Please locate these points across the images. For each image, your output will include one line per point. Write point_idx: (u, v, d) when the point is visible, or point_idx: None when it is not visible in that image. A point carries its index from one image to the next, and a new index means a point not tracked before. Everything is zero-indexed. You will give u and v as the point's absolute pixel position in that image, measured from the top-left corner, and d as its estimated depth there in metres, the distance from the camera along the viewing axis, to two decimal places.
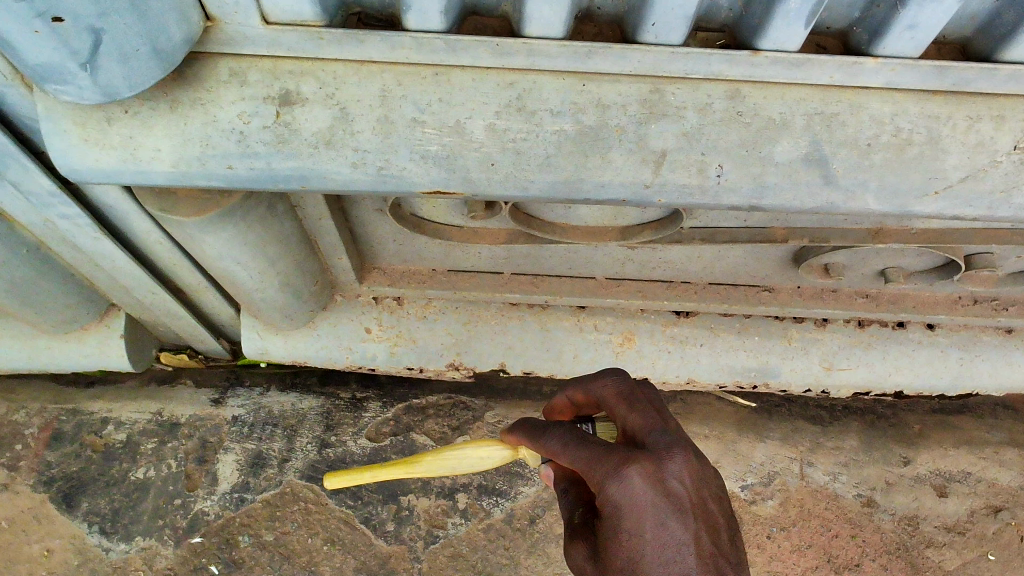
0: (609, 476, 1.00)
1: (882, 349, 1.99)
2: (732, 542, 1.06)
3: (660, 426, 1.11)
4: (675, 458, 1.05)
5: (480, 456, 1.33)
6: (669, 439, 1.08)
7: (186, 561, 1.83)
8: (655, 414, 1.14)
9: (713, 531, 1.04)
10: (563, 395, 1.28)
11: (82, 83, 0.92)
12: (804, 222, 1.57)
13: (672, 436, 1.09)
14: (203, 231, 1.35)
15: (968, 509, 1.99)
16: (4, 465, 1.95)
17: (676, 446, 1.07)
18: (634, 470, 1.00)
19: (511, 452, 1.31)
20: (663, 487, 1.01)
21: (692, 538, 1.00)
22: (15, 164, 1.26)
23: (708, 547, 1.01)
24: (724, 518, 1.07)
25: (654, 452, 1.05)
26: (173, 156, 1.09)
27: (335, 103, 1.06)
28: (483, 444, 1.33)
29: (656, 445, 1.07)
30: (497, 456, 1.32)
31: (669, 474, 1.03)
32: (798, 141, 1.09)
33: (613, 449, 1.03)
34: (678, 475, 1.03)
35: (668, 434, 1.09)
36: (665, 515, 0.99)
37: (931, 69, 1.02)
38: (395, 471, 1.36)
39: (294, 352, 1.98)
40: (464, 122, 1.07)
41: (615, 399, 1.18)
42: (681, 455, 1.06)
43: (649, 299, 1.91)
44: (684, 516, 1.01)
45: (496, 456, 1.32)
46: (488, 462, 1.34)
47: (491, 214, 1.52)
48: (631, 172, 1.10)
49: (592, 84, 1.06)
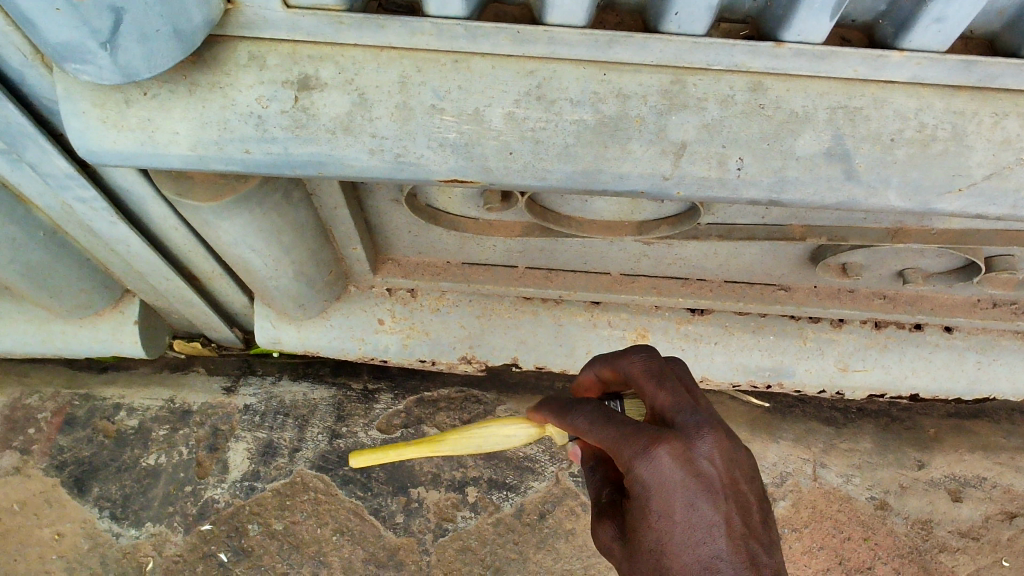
0: (637, 455, 1.00)
1: (897, 351, 1.98)
2: (761, 520, 1.07)
3: (691, 404, 1.09)
4: (706, 438, 1.04)
5: (505, 434, 1.33)
6: (699, 418, 1.06)
7: (196, 548, 1.83)
8: (685, 391, 1.12)
9: (744, 510, 1.05)
10: (592, 370, 1.28)
11: (102, 64, 0.92)
12: (823, 220, 1.55)
13: (702, 415, 1.07)
14: (219, 217, 1.35)
15: (983, 514, 1.97)
16: (17, 449, 1.96)
17: (706, 425, 1.06)
18: (663, 449, 1.00)
19: (536, 430, 1.31)
20: (693, 467, 1.01)
21: (721, 518, 1.01)
22: (33, 146, 1.26)
23: (738, 528, 1.02)
24: (755, 496, 1.08)
25: (684, 431, 1.05)
26: (190, 139, 1.09)
27: (353, 89, 1.06)
28: (507, 422, 1.32)
29: (686, 423, 1.06)
30: (522, 435, 1.32)
31: (699, 454, 1.03)
32: (820, 135, 1.07)
33: (641, 428, 1.02)
34: (708, 455, 1.03)
35: (698, 412, 1.08)
36: (694, 496, 1.00)
37: (957, 64, 1.00)
38: (420, 449, 1.34)
39: (307, 342, 1.97)
40: (483, 110, 1.06)
41: (644, 375, 1.15)
42: (711, 434, 1.05)
43: (664, 295, 1.90)
44: (715, 496, 1.02)
45: (520, 435, 1.32)
46: (513, 441, 1.33)
47: (507, 205, 1.51)
48: (650, 164, 1.10)
49: (612, 74, 1.05)
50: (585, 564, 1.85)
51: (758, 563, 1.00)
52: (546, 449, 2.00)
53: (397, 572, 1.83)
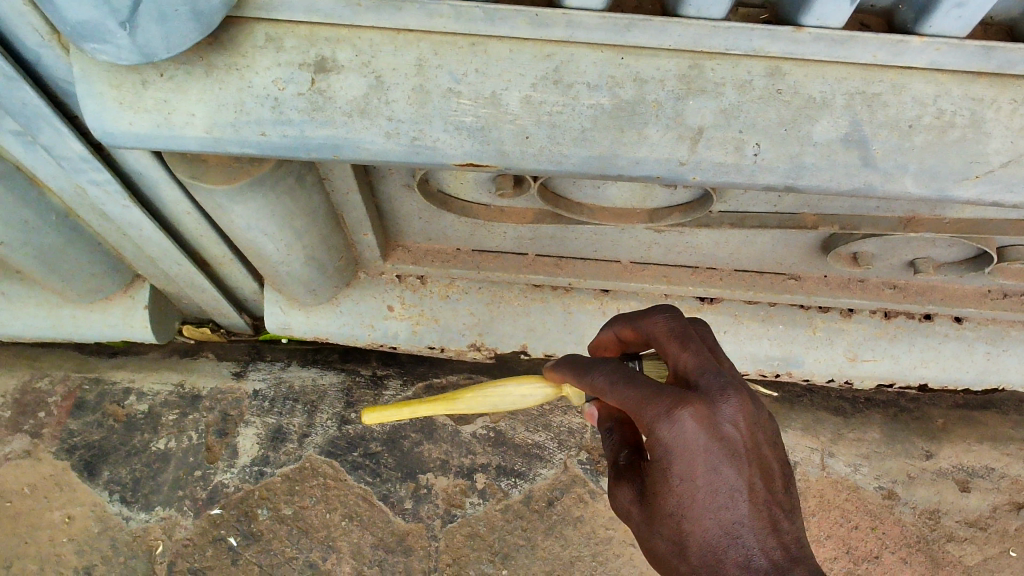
0: (660, 418, 1.00)
1: (907, 341, 1.98)
2: (782, 485, 1.08)
3: (715, 366, 1.08)
4: (731, 401, 1.04)
5: (521, 394, 1.34)
6: (724, 380, 1.06)
7: (205, 532, 1.84)
8: (709, 353, 1.11)
9: (766, 475, 1.06)
10: (611, 329, 1.28)
11: (121, 43, 0.92)
12: (835, 209, 1.55)
13: (727, 377, 1.07)
14: (233, 200, 1.35)
15: (990, 505, 1.97)
16: (27, 432, 1.96)
17: (731, 388, 1.05)
18: (688, 412, 1.00)
19: (553, 391, 1.32)
20: (717, 431, 1.01)
21: (744, 484, 1.02)
22: (49, 127, 1.26)
23: (760, 493, 1.03)
24: (776, 461, 1.09)
25: (708, 394, 1.04)
26: (207, 121, 1.09)
27: (370, 71, 1.06)
28: (523, 382, 1.34)
29: (710, 386, 1.05)
30: (538, 395, 1.33)
31: (723, 418, 1.02)
32: (837, 121, 1.07)
33: (665, 390, 1.02)
34: (733, 419, 1.03)
35: (722, 374, 1.07)
36: (717, 461, 1.01)
37: (977, 50, 1.00)
38: (437, 407, 1.38)
39: (316, 328, 1.97)
40: (500, 93, 1.06)
41: (667, 336, 1.15)
42: (736, 398, 1.04)
43: (675, 283, 1.90)
44: (737, 462, 1.02)
45: (536, 396, 1.33)
46: (528, 401, 1.34)
47: (519, 191, 1.51)
48: (667, 149, 1.10)
49: (630, 58, 1.04)
50: (593, 551, 1.86)
51: (779, 529, 1.02)
52: (555, 436, 2.01)
53: (406, 557, 1.83)
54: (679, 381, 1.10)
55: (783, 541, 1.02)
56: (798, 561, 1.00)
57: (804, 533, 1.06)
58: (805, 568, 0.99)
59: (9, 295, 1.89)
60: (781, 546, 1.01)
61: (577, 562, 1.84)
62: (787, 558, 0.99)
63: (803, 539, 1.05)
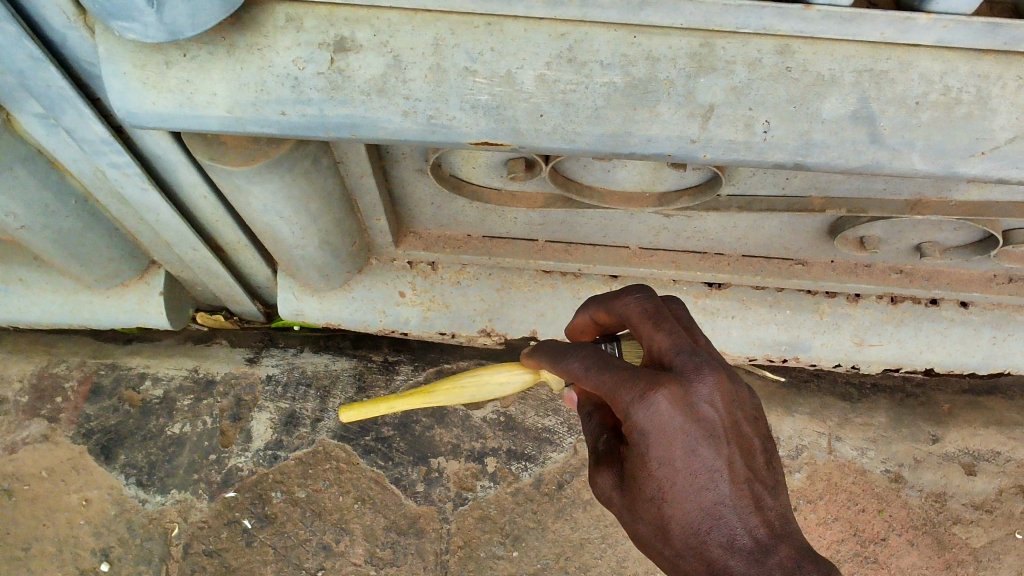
0: (636, 401, 1.03)
1: (913, 326, 2.00)
2: (765, 462, 1.10)
3: (690, 346, 1.10)
4: (705, 380, 1.06)
5: (502, 381, 1.38)
6: (699, 359, 1.08)
7: (220, 514, 1.87)
8: (683, 332, 1.13)
9: (747, 453, 1.08)
10: (586, 314, 1.29)
11: (148, 21, 0.95)
12: (843, 191, 1.57)
13: (701, 356, 1.09)
14: (251, 182, 1.38)
15: (996, 487, 1.99)
16: (44, 417, 1.99)
17: (705, 366, 1.07)
18: (661, 394, 1.03)
19: (532, 376, 1.36)
20: (692, 411, 1.04)
21: (724, 462, 1.04)
22: (71, 109, 1.29)
23: (741, 471, 1.05)
24: (758, 438, 1.11)
25: (683, 374, 1.07)
26: (228, 100, 1.12)
27: (388, 51, 1.08)
28: (504, 369, 1.37)
29: (685, 365, 1.08)
30: (517, 382, 1.37)
31: (699, 397, 1.05)
32: (846, 98, 1.09)
33: (638, 374, 1.05)
34: (708, 398, 1.05)
35: (697, 353, 1.09)
36: (695, 442, 1.03)
37: (984, 27, 1.01)
38: (413, 402, 1.43)
39: (329, 314, 2.00)
40: (515, 72, 1.09)
41: (641, 317, 1.16)
42: (711, 376, 1.07)
43: (683, 269, 1.92)
44: (716, 441, 1.04)
45: (515, 382, 1.37)
46: (508, 388, 1.38)
47: (531, 174, 1.52)
48: (678, 127, 1.12)
49: (643, 37, 1.07)
50: (603, 533, 1.88)
51: (762, 506, 1.04)
52: (564, 420, 2.03)
53: (417, 539, 1.86)
54: (655, 363, 1.12)
55: (767, 518, 1.03)
56: (782, 538, 1.02)
57: (788, 508, 1.07)
58: (789, 544, 1.01)
59: (27, 282, 1.92)
60: (765, 524, 1.03)
61: (587, 545, 1.87)
62: (771, 536, 1.01)
63: (787, 514, 1.07)
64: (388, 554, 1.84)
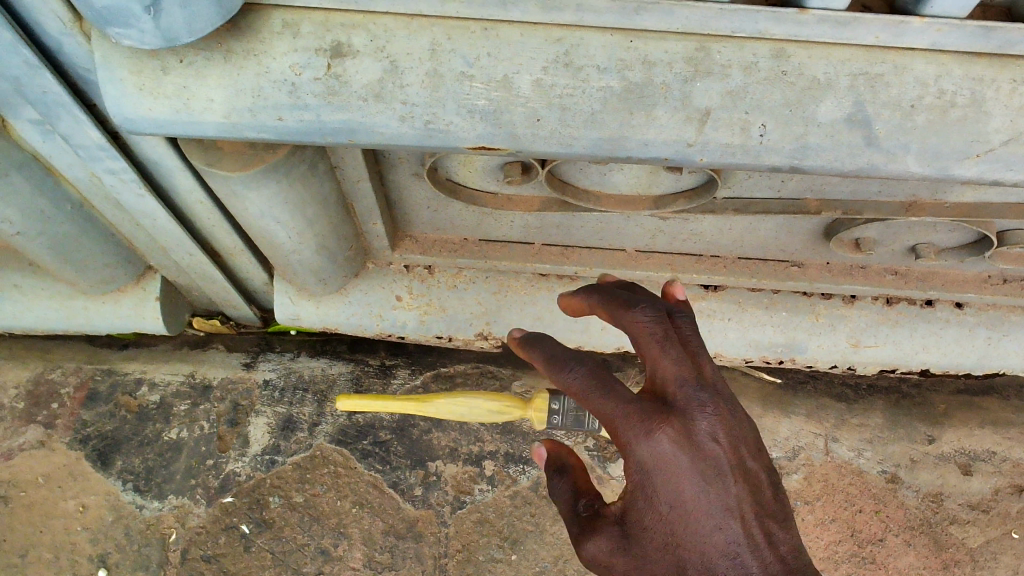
0: (636, 437, 1.03)
1: (908, 327, 2.00)
2: (776, 497, 1.08)
3: (694, 376, 1.06)
4: (707, 416, 1.04)
5: (488, 412, 1.46)
6: (702, 394, 1.05)
7: (218, 520, 1.87)
8: (688, 358, 1.08)
9: (755, 487, 1.06)
10: (589, 305, 1.20)
11: (144, 28, 0.95)
12: (839, 193, 1.58)
13: (705, 390, 1.06)
14: (247, 187, 1.38)
15: (992, 487, 2.00)
16: (41, 423, 1.99)
17: (707, 401, 1.05)
18: (663, 432, 1.03)
19: (519, 410, 1.44)
20: (695, 450, 1.03)
21: (730, 500, 1.02)
22: (68, 115, 1.29)
23: (748, 507, 1.03)
24: (767, 473, 1.08)
25: (685, 411, 1.04)
26: (225, 106, 1.12)
27: (385, 56, 1.08)
28: (491, 402, 1.45)
29: (688, 401, 1.05)
30: (504, 414, 1.46)
31: (700, 434, 1.04)
32: (841, 101, 1.09)
33: (642, 414, 1.04)
34: (710, 434, 1.04)
35: (700, 387, 1.06)
36: (699, 481, 1.02)
37: (978, 31, 1.02)
38: (408, 405, 1.50)
39: (325, 318, 2.00)
40: (512, 77, 1.09)
41: (645, 336, 1.09)
42: (713, 412, 1.05)
43: (679, 271, 1.92)
44: (721, 478, 1.03)
45: (501, 414, 1.45)
46: (493, 417, 1.47)
47: (527, 178, 1.53)
48: (675, 130, 1.12)
49: (639, 41, 1.07)
50: None
51: (774, 543, 1.01)
52: None
53: (416, 543, 1.86)
54: (656, 391, 1.08)
55: (779, 555, 1.00)
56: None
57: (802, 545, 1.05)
58: None
59: (22, 288, 1.91)
60: (779, 561, 1.00)
61: None
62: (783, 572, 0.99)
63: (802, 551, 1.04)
64: (387, 558, 1.84)
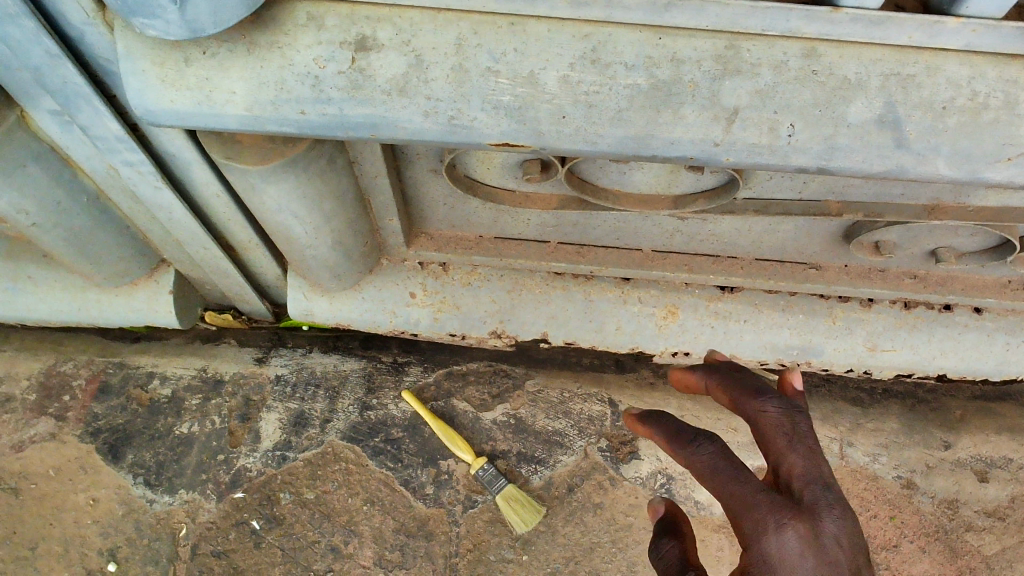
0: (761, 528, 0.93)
1: (926, 331, 1.98)
2: None
3: (823, 477, 0.98)
4: (836, 519, 0.94)
5: None
6: (831, 495, 0.96)
7: (228, 515, 1.86)
8: (818, 457, 1.01)
9: None
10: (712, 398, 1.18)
11: (170, 18, 0.94)
12: (861, 196, 1.56)
13: (834, 493, 0.97)
14: (266, 182, 1.37)
15: (1009, 495, 1.98)
16: (52, 415, 1.98)
17: (837, 504, 0.96)
18: (787, 526, 0.93)
19: None
20: (819, 549, 0.91)
21: None
22: (87, 107, 1.28)
23: None
24: None
25: (811, 508, 0.95)
26: (247, 99, 1.11)
27: (410, 50, 1.07)
28: None
29: (814, 499, 0.96)
30: None
31: (825, 533, 0.93)
32: (872, 102, 1.08)
33: (773, 503, 0.95)
34: (836, 537, 0.93)
35: (829, 488, 0.97)
36: None
37: (1013, 32, 1.01)
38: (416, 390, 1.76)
39: (338, 314, 1.99)
40: (538, 73, 1.07)
41: (774, 430, 1.04)
42: (842, 515, 0.95)
43: (695, 272, 1.91)
44: None
45: None
46: None
47: (546, 176, 1.51)
48: (701, 129, 1.10)
49: (668, 39, 1.06)
50: (613, 537, 1.86)
51: None
52: (575, 423, 2.02)
53: (427, 542, 1.84)
54: (782, 488, 1.00)
55: None
56: None
57: None
58: None
59: (35, 279, 1.90)
60: None
61: (597, 549, 1.84)
62: None
63: None
64: (398, 556, 1.82)
